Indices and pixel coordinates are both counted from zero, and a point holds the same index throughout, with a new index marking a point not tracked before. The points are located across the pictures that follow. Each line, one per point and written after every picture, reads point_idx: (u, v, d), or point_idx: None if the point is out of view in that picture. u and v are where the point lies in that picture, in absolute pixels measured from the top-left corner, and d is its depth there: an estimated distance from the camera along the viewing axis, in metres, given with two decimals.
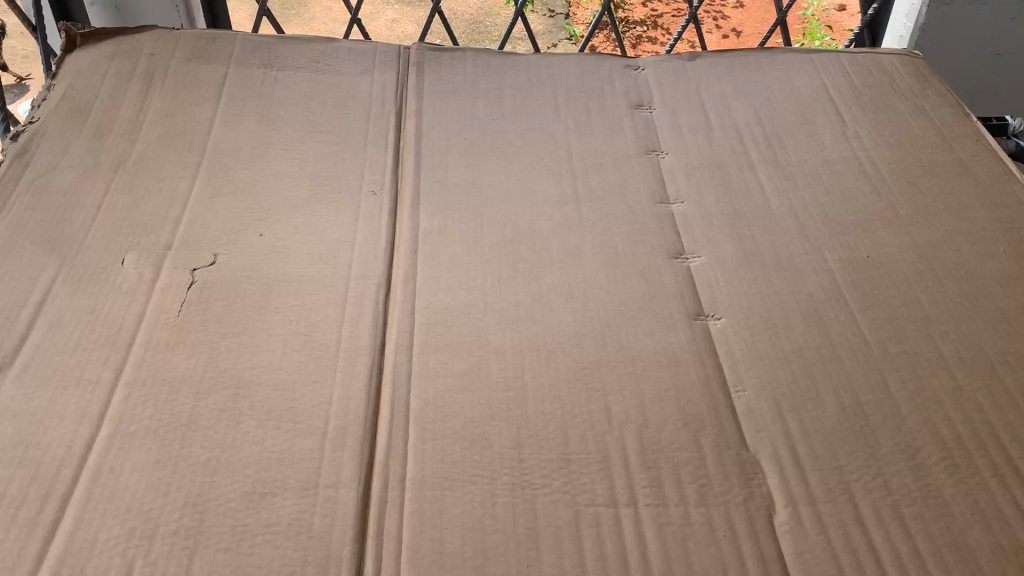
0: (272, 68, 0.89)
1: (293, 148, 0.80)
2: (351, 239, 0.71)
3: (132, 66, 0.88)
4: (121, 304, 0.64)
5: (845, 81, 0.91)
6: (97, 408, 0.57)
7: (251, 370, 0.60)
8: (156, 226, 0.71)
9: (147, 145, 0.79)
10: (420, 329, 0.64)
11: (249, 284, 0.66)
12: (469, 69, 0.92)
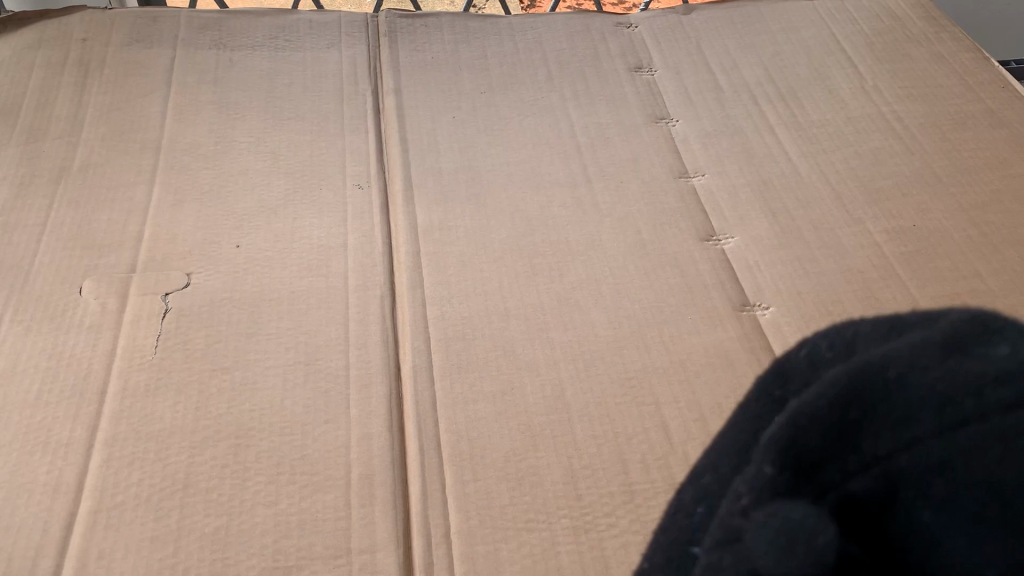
0: (225, 47, 0.78)
1: (263, 142, 0.70)
2: (342, 243, 0.63)
3: (62, 54, 0.75)
4: (84, 344, 0.55)
5: (855, 29, 0.84)
6: (73, 477, 0.48)
7: (251, 414, 0.51)
8: (114, 246, 0.61)
9: (92, 148, 0.68)
10: (438, 348, 0.56)
11: (234, 308, 0.57)
12: (446, 37, 0.82)
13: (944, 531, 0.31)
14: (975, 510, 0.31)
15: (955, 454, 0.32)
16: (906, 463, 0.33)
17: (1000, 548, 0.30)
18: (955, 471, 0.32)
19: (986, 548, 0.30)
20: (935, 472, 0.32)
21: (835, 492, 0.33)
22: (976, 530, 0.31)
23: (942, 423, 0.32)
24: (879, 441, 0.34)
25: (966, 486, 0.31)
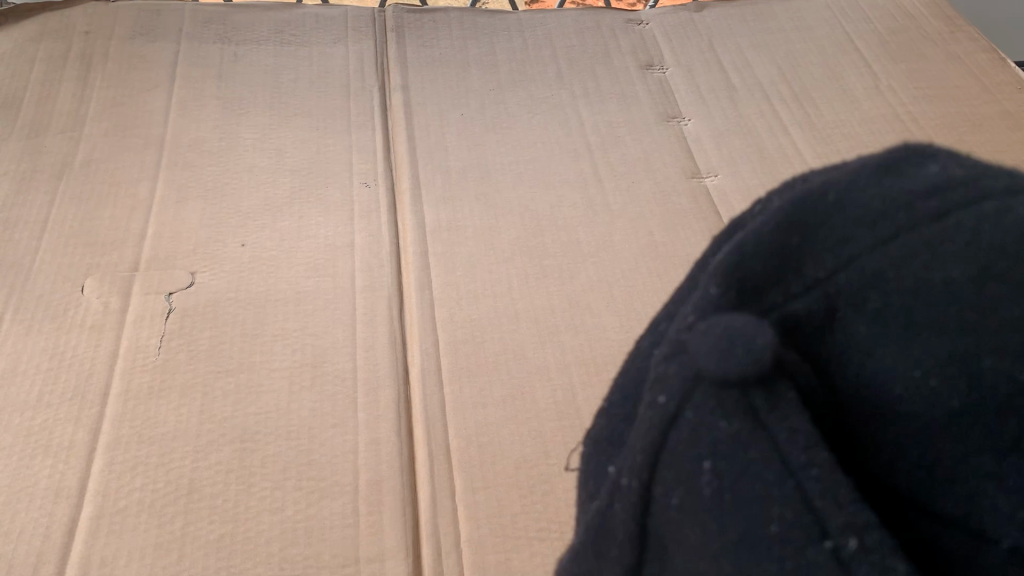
0: (230, 41, 0.76)
1: (268, 139, 0.69)
2: (349, 243, 0.62)
3: (65, 47, 0.73)
4: (86, 344, 0.54)
5: (869, 27, 0.83)
6: (75, 480, 0.47)
7: (256, 418, 0.50)
8: (117, 244, 0.60)
9: (94, 144, 0.66)
10: (447, 351, 0.55)
11: (239, 308, 0.56)
12: (454, 32, 0.81)
13: (898, 364, 0.26)
14: (961, 334, 0.26)
15: (943, 281, 0.26)
16: (858, 282, 0.27)
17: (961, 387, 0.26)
18: (955, 304, 0.26)
19: (955, 373, 0.26)
20: (876, 288, 0.27)
21: (777, 315, 0.28)
22: (941, 350, 0.26)
23: (901, 241, 0.27)
24: (822, 261, 0.28)
25: (955, 310, 0.26)
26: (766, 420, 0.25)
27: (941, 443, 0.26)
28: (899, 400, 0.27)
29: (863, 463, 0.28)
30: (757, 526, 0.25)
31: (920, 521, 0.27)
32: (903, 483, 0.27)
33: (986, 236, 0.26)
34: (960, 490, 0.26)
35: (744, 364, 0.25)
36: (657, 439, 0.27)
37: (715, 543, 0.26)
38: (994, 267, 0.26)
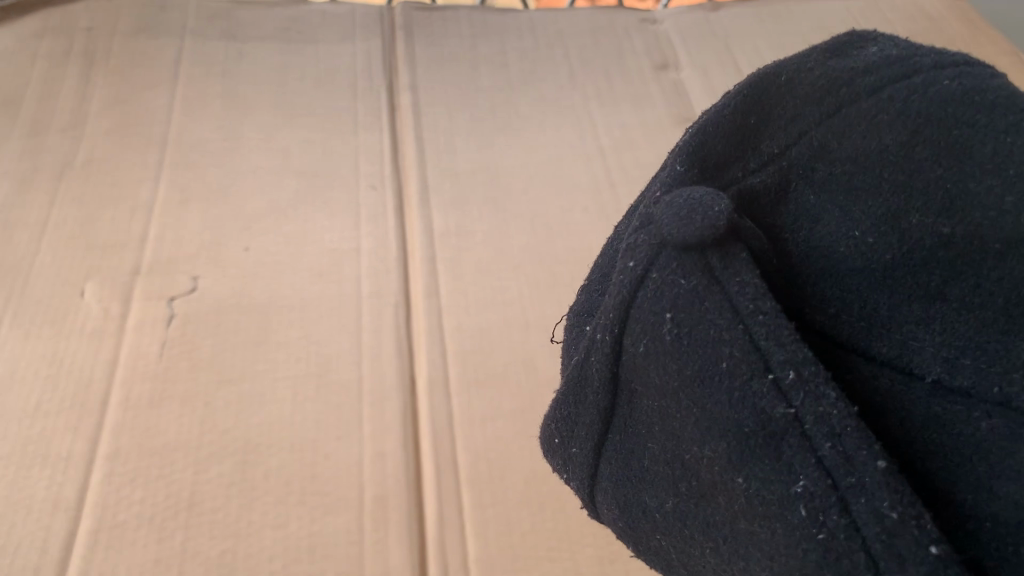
0: (235, 38, 0.75)
1: (273, 139, 0.67)
2: (355, 248, 0.60)
3: (67, 44, 0.72)
4: (86, 351, 0.52)
5: (889, 29, 0.81)
6: (73, 493, 0.46)
7: (258, 429, 0.49)
8: (119, 247, 0.59)
9: (96, 143, 0.65)
10: (455, 360, 0.54)
11: (242, 315, 0.55)
12: (464, 30, 0.79)
13: (844, 226, 0.28)
14: (910, 194, 0.26)
15: (896, 146, 0.26)
16: (808, 152, 0.28)
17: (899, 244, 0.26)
18: (892, 168, 0.27)
19: (886, 230, 0.27)
20: (823, 157, 0.28)
21: (734, 188, 0.29)
22: (878, 209, 0.27)
23: (855, 106, 0.27)
24: (779, 136, 0.29)
25: (908, 176, 0.26)
26: (720, 276, 0.26)
27: (880, 293, 0.27)
28: (842, 253, 0.28)
29: (807, 315, 0.28)
30: (709, 373, 0.26)
31: (856, 368, 0.27)
32: (843, 334, 0.28)
33: (915, 107, 0.26)
34: (896, 335, 0.27)
35: (703, 227, 0.26)
36: (619, 299, 0.28)
37: (676, 386, 0.27)
38: (925, 132, 0.26)
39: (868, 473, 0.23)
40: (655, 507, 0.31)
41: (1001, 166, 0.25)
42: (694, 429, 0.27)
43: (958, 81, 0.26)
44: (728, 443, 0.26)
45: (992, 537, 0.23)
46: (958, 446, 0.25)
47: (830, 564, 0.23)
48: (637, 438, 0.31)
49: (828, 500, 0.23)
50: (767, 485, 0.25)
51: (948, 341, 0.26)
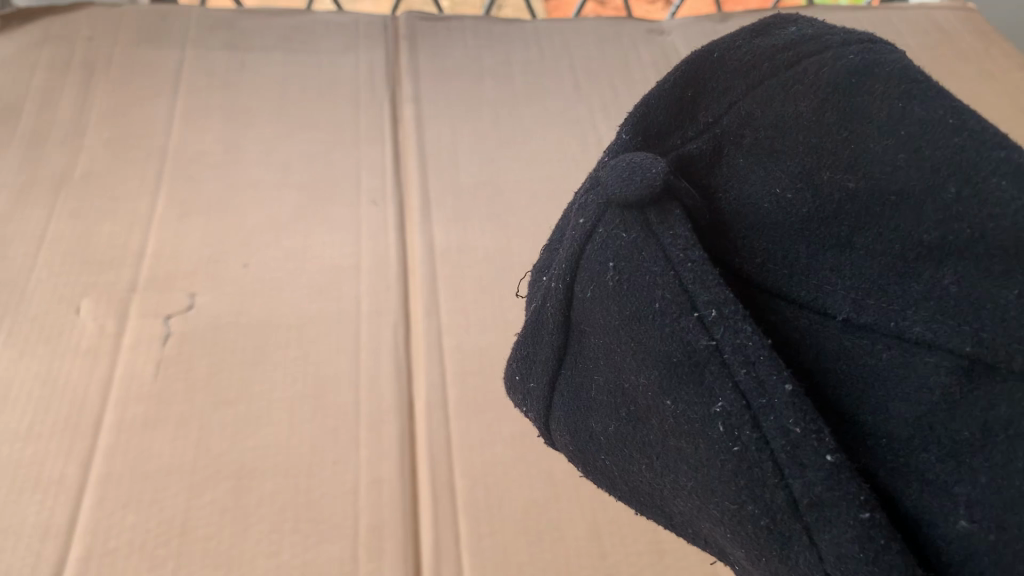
0: (237, 49, 0.74)
1: (274, 152, 0.67)
2: (355, 264, 0.60)
3: (68, 53, 0.71)
4: (81, 370, 0.52)
5: (900, 42, 0.80)
6: (64, 518, 0.45)
7: (253, 453, 0.48)
8: (116, 262, 0.58)
9: (95, 156, 0.64)
10: (455, 383, 0.53)
11: (239, 334, 0.54)
12: (468, 40, 0.78)
13: (766, 185, 0.28)
14: (821, 159, 0.25)
15: (809, 113, 0.26)
16: (736, 121, 0.29)
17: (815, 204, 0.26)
18: (806, 133, 0.26)
19: (803, 186, 0.26)
20: (749, 125, 0.28)
21: (673, 154, 0.30)
22: (792, 166, 0.27)
23: (776, 79, 0.27)
24: (716, 106, 0.30)
25: (818, 141, 0.26)
26: (655, 228, 0.28)
27: (801, 243, 0.26)
28: (764, 209, 0.28)
29: (734, 264, 0.28)
30: (644, 313, 0.28)
31: (779, 310, 0.27)
32: (768, 282, 0.28)
33: (826, 78, 0.25)
34: (814, 281, 0.26)
35: (637, 180, 0.28)
36: (572, 251, 0.30)
37: (618, 324, 0.29)
38: (833, 97, 0.25)
39: (779, 400, 0.24)
40: (604, 441, 0.32)
41: (894, 127, 0.23)
42: (633, 366, 0.29)
43: (862, 51, 0.25)
44: (660, 376, 0.28)
45: (892, 460, 0.24)
46: (867, 380, 0.25)
47: (745, 480, 0.25)
48: (589, 380, 0.32)
49: (742, 423, 0.25)
50: (692, 409, 0.26)
51: (859, 291, 0.25)
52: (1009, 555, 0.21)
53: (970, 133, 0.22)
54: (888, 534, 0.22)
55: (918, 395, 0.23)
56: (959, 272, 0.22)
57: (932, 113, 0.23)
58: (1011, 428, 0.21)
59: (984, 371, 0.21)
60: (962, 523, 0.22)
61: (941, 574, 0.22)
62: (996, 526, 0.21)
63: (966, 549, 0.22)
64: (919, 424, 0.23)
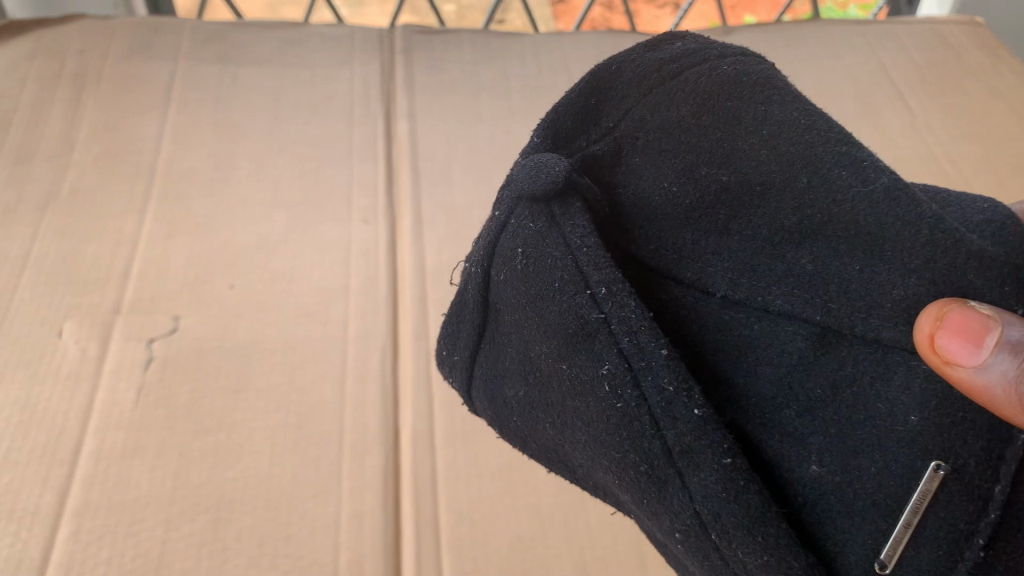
0: (230, 62, 0.73)
1: (265, 169, 0.65)
2: (344, 286, 0.59)
3: (58, 67, 0.70)
4: (61, 396, 0.51)
5: (906, 58, 0.79)
6: (38, 552, 0.44)
7: (234, 484, 0.47)
8: (100, 282, 0.57)
9: (83, 171, 0.63)
10: (442, 412, 0.52)
11: (223, 358, 0.53)
12: (465, 54, 0.77)
13: (653, 183, 0.32)
14: (696, 158, 0.30)
15: (687, 117, 0.30)
16: (632, 125, 0.32)
17: (693, 198, 0.30)
18: (684, 133, 0.30)
19: (686, 180, 0.31)
20: (642, 126, 0.32)
21: (579, 155, 0.34)
22: (675, 164, 0.31)
23: (659, 85, 0.31)
24: (612, 113, 0.33)
25: (694, 140, 0.30)
26: (559, 219, 0.32)
27: (686, 232, 0.31)
28: (652, 206, 0.32)
29: (634, 251, 0.33)
30: (547, 292, 0.32)
31: (669, 290, 0.32)
32: (660, 266, 0.33)
33: (700, 86, 0.30)
34: (696, 269, 0.31)
35: (549, 175, 0.32)
36: (490, 239, 0.34)
37: (525, 303, 0.33)
38: (706, 104, 0.30)
39: (659, 362, 0.29)
40: (516, 405, 0.36)
41: (760, 129, 0.28)
42: (534, 338, 0.33)
43: (733, 66, 0.30)
44: (559, 345, 0.32)
45: (759, 416, 0.30)
46: (738, 349, 0.31)
47: (626, 432, 0.30)
48: (497, 352, 0.36)
49: (624, 383, 0.30)
50: (583, 375, 0.31)
51: (734, 272, 0.30)
52: (847, 485, 0.27)
53: (819, 145, 0.27)
54: (746, 476, 0.28)
55: (778, 359, 0.29)
56: (816, 254, 0.27)
57: (790, 119, 0.28)
58: (854, 386, 0.27)
59: (833, 338, 0.27)
60: (812, 466, 0.28)
61: (793, 492, 0.29)
62: (837, 464, 0.28)
63: (813, 482, 0.28)
64: (777, 381, 0.29)
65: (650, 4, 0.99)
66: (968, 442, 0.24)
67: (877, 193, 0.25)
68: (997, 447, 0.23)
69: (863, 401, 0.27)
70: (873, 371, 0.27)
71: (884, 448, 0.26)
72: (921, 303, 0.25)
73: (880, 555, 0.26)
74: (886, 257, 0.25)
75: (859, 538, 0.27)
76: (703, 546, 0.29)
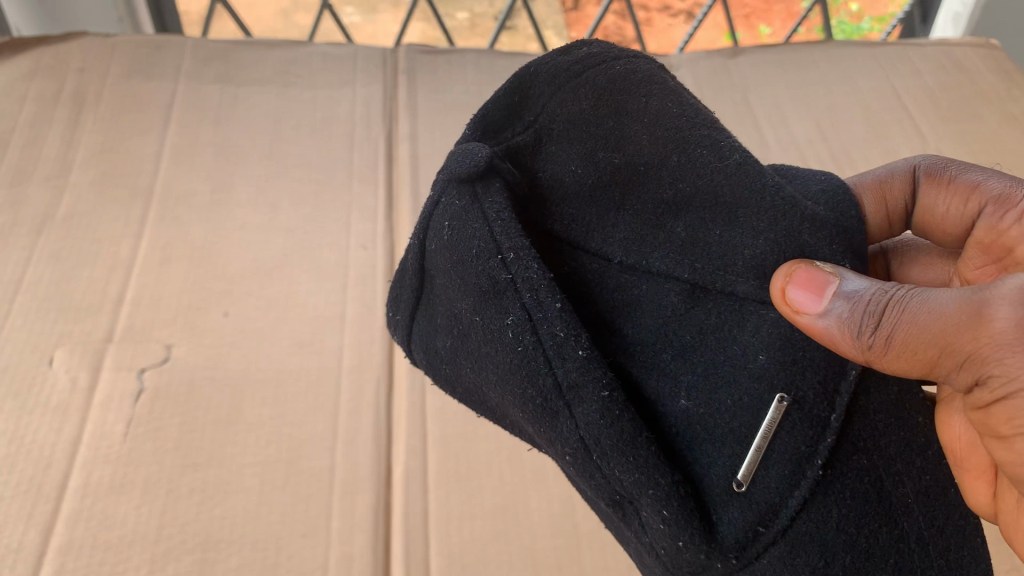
0: (231, 82, 0.72)
1: (263, 192, 0.65)
2: (340, 315, 0.58)
3: (57, 86, 0.69)
4: (49, 428, 0.50)
5: (918, 81, 0.77)
6: None
7: (221, 522, 0.46)
8: (93, 309, 0.56)
9: (79, 194, 0.63)
10: (436, 449, 0.51)
11: (215, 390, 0.52)
12: (469, 75, 0.76)
13: (563, 166, 0.37)
14: (598, 143, 0.36)
15: (590, 109, 0.36)
16: (548, 116, 0.37)
17: (596, 177, 0.36)
18: (586, 123, 0.36)
19: (588, 163, 0.36)
20: (555, 118, 0.37)
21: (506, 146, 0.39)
22: (579, 151, 0.36)
23: (569, 84, 0.37)
24: (535, 107, 0.38)
25: (594, 127, 0.36)
26: (480, 197, 0.36)
27: (591, 208, 0.36)
28: (562, 186, 0.37)
29: (549, 226, 0.38)
30: (467, 258, 0.35)
31: (577, 260, 0.37)
32: (569, 238, 0.37)
33: (599, 82, 0.36)
34: (597, 240, 0.36)
35: (475, 159, 0.36)
36: (424, 218, 0.38)
37: (449, 269, 0.36)
38: (604, 97, 0.35)
39: (554, 313, 0.33)
40: (446, 365, 0.38)
41: (644, 117, 0.35)
42: (457, 297, 0.36)
43: (626, 66, 0.36)
44: (472, 302, 0.35)
45: (642, 362, 0.34)
46: (627, 305, 0.35)
47: (525, 372, 0.33)
48: (432, 311, 0.38)
49: (527, 331, 0.33)
50: (494, 329, 0.34)
51: (629, 241, 0.35)
52: (710, 416, 0.32)
53: (686, 130, 0.34)
54: (621, 407, 0.32)
55: (658, 313, 0.34)
56: (688, 220, 0.33)
57: (666, 110, 0.34)
58: (716, 331, 0.33)
59: (700, 294, 0.33)
60: (682, 402, 0.33)
61: (666, 428, 0.33)
62: (702, 399, 0.32)
63: (681, 416, 0.33)
64: (657, 331, 0.34)
65: (663, 13, 0.95)
66: (807, 377, 0.30)
67: (731, 167, 0.32)
68: (828, 381, 0.30)
69: (723, 345, 0.32)
70: (731, 320, 0.33)
71: (738, 383, 0.31)
72: (766, 263, 0.32)
73: (737, 475, 0.30)
74: (741, 222, 0.32)
75: (719, 464, 0.31)
76: (589, 468, 0.33)
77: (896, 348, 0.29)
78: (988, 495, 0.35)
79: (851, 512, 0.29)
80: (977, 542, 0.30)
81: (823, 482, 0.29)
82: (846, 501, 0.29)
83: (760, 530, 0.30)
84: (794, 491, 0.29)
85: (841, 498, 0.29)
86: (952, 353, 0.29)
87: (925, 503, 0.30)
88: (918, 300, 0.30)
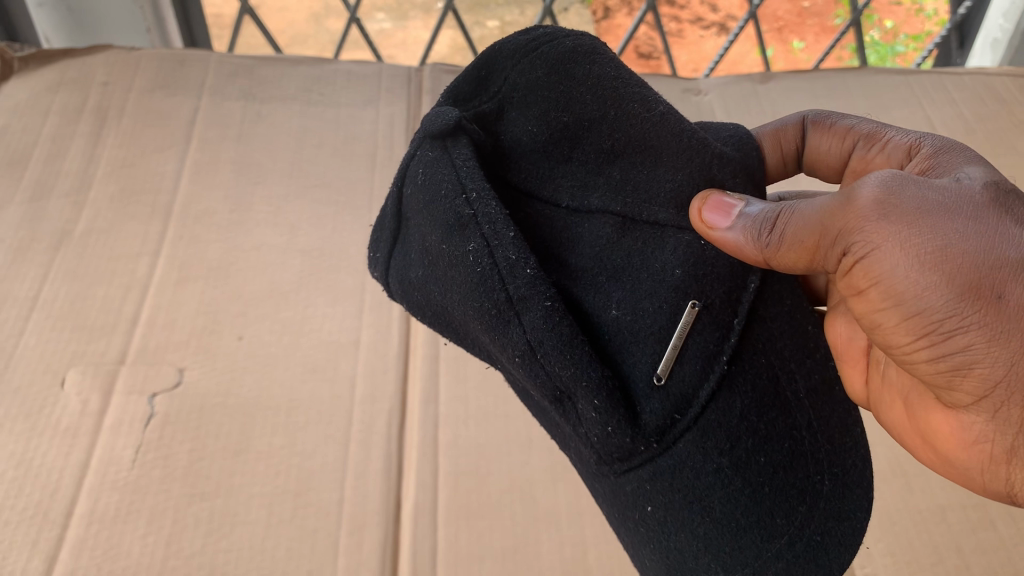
0: (254, 98, 0.72)
1: (282, 212, 0.64)
2: (354, 341, 0.57)
3: (81, 99, 0.69)
4: (57, 452, 0.49)
5: (954, 112, 0.75)
6: None
7: (226, 557, 0.46)
8: (107, 330, 0.56)
9: (99, 210, 0.62)
10: (446, 484, 0.50)
11: (225, 417, 0.52)
12: None
13: (521, 130, 0.36)
14: (548, 105, 0.35)
15: (541, 74, 0.35)
16: (510, 84, 0.36)
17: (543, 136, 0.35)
18: (538, 88, 0.35)
19: (541, 125, 0.35)
20: (514, 86, 0.36)
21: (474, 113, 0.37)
22: (535, 114, 0.35)
23: (526, 56, 0.35)
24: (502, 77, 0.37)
25: (542, 89, 0.35)
26: (451, 151, 0.35)
27: (545, 161, 0.36)
28: (518, 145, 0.36)
29: (510, 178, 0.37)
30: (434, 201, 0.34)
31: (535, 208, 0.37)
32: (526, 188, 0.37)
33: (547, 52, 0.35)
34: (549, 184, 0.36)
35: (444, 118, 0.36)
36: (401, 176, 0.38)
37: (423, 219, 0.36)
38: (552, 63, 0.35)
39: (509, 239, 0.33)
40: (424, 307, 0.38)
41: (588, 79, 0.34)
42: (428, 231, 0.35)
43: (575, 41, 0.35)
44: (437, 237, 0.34)
45: (580, 288, 0.35)
46: (573, 239, 0.36)
47: (481, 286, 0.33)
48: (407, 255, 0.38)
49: (483, 254, 0.33)
50: (454, 264, 0.34)
51: (576, 184, 0.36)
52: (637, 327, 0.34)
53: (619, 88, 0.34)
54: (562, 312, 0.33)
55: (593, 242, 0.35)
56: (624, 167, 0.34)
57: (604, 71, 0.34)
58: (640, 253, 0.34)
59: (632, 226, 0.35)
60: (613, 311, 0.34)
61: (607, 344, 0.34)
62: (630, 305, 0.34)
63: (612, 324, 0.34)
64: (594, 257, 0.35)
65: (696, 24, 0.92)
66: (715, 286, 0.33)
67: (657, 117, 0.34)
68: (732, 290, 0.33)
69: (645, 262, 0.34)
70: (653, 243, 0.34)
71: (657, 294, 0.33)
72: (683, 194, 0.34)
73: (656, 369, 0.33)
74: (664, 164, 0.34)
75: (642, 361, 0.33)
76: (533, 369, 0.33)
77: (787, 242, 0.33)
78: (863, 381, 0.40)
79: (751, 403, 0.32)
80: (865, 461, 0.34)
81: (727, 377, 0.32)
82: (747, 392, 0.32)
83: (677, 417, 0.33)
84: (704, 382, 0.32)
85: (743, 390, 0.32)
86: (829, 234, 0.32)
87: (817, 399, 0.33)
88: (805, 203, 0.34)
